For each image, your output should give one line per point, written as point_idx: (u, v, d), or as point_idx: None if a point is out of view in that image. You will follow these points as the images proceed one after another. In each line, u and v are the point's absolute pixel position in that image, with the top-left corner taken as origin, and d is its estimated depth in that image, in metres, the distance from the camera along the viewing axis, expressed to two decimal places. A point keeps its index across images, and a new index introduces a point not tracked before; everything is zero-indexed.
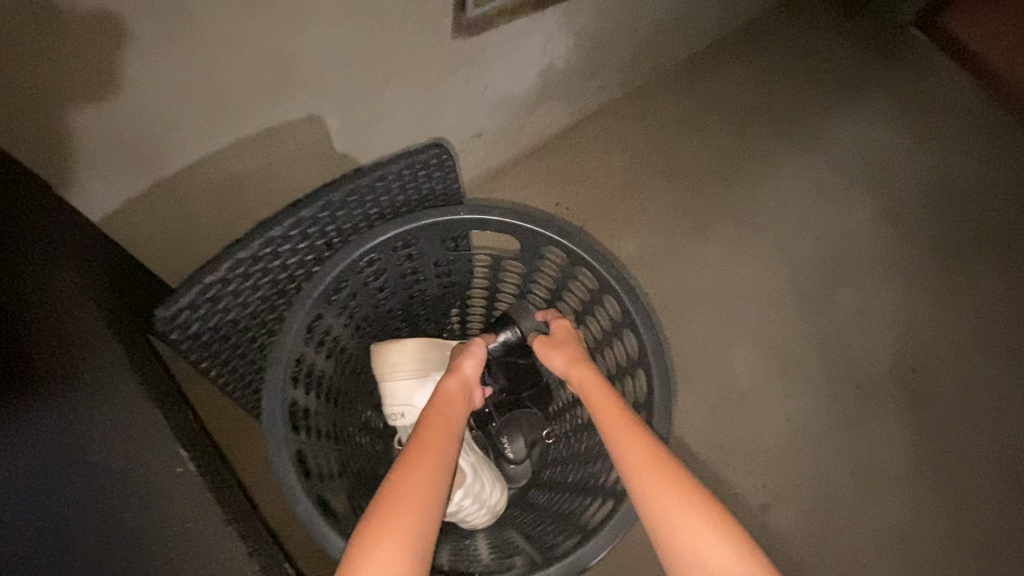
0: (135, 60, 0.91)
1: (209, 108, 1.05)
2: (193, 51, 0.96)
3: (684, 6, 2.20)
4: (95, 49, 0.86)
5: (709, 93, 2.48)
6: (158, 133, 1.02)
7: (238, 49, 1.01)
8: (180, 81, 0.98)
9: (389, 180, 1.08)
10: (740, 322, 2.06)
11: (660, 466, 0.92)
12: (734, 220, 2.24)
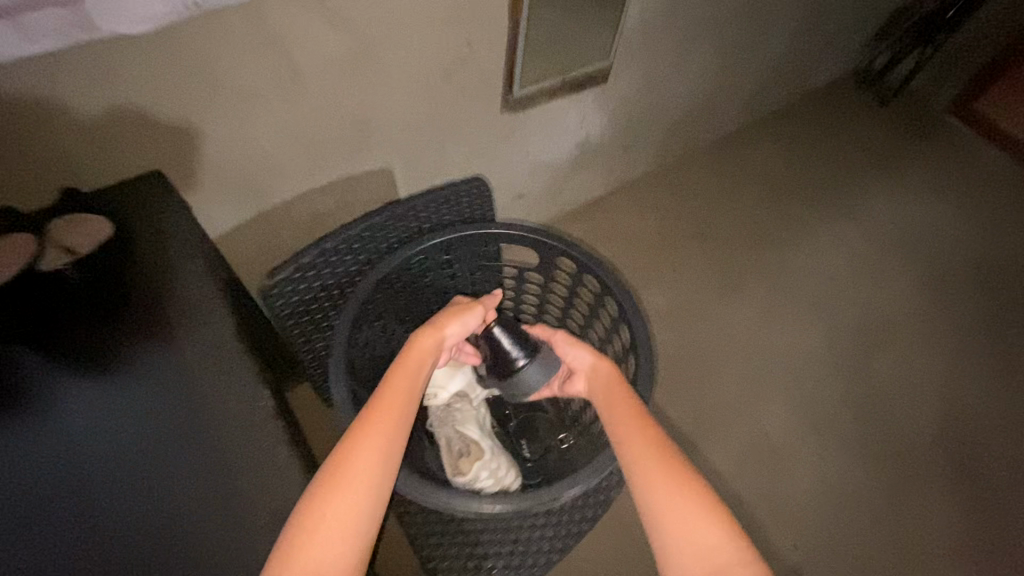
0: (257, 121, 1.13)
1: (304, 160, 1.27)
2: (300, 116, 1.18)
3: (716, 91, 2.44)
4: (228, 112, 1.08)
5: (738, 168, 2.68)
6: (262, 177, 1.23)
7: (333, 114, 1.23)
8: (286, 137, 1.19)
9: (433, 204, 1.26)
10: (772, 380, 2.09)
11: (670, 464, 0.94)
12: (765, 282, 2.33)
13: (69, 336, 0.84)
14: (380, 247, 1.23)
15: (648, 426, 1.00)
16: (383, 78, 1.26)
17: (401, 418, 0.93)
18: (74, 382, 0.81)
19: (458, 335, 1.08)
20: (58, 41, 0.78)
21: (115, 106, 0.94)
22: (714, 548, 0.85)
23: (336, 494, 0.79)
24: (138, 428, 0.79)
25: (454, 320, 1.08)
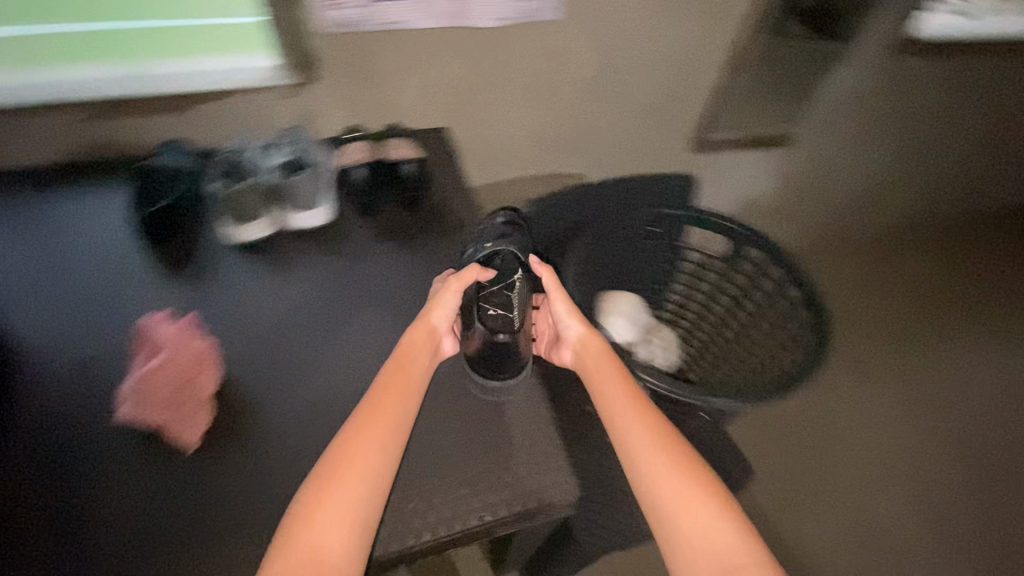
0: (494, 107, 1.39)
1: (523, 147, 1.51)
2: (527, 110, 1.42)
3: (970, 131, 1.81)
4: (478, 96, 1.35)
5: (956, 249, 2.04)
6: (485, 153, 1.49)
7: (553, 116, 1.46)
8: (513, 125, 1.45)
9: (640, 187, 1.32)
10: (916, 491, 1.70)
11: (657, 439, 0.83)
12: (942, 384, 1.86)
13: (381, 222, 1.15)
14: (626, 202, 1.29)
15: (633, 401, 0.87)
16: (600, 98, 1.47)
17: (393, 424, 0.81)
18: (381, 251, 1.11)
19: (445, 319, 0.97)
20: (432, 23, 1.18)
21: (436, 79, 1.28)
22: (717, 535, 0.75)
23: (337, 484, 0.74)
24: (418, 294, 1.06)
25: (436, 310, 0.96)
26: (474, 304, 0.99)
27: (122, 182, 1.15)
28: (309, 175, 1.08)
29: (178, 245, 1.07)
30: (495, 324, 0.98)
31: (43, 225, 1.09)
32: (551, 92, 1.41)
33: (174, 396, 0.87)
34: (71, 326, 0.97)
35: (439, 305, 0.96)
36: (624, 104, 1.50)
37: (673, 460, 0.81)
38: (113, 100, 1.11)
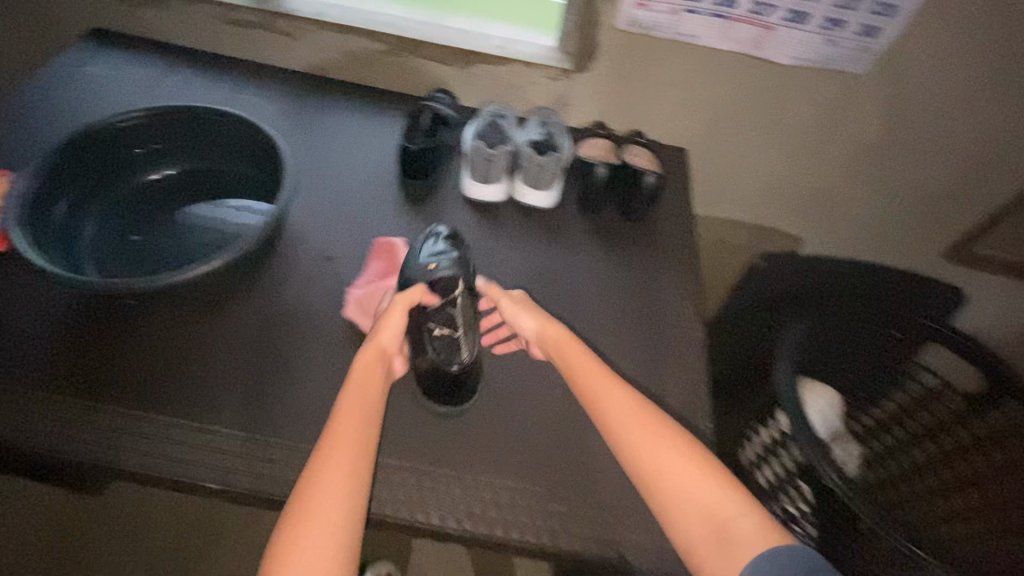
0: (740, 138, 1.30)
1: (753, 189, 1.40)
2: (773, 151, 1.31)
3: None
4: (728, 123, 1.27)
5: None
6: (713, 184, 1.40)
7: (798, 165, 1.34)
8: (751, 161, 1.35)
9: (918, 294, 1.34)
10: None
11: (601, 397, 0.82)
12: None
13: (602, 220, 1.14)
14: (903, 298, 1.33)
15: (602, 371, 0.85)
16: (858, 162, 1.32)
17: (363, 435, 0.75)
18: (594, 246, 1.11)
19: (395, 339, 0.88)
20: (716, 19, 1.08)
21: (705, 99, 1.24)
22: (708, 497, 0.72)
23: (310, 482, 0.69)
24: (620, 302, 1.04)
25: (382, 330, 0.87)
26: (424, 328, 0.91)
27: (396, 111, 1.25)
28: (554, 162, 1.09)
29: (419, 176, 1.13)
30: (434, 348, 0.89)
31: (325, 129, 1.18)
32: (804, 139, 1.28)
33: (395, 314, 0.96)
34: (325, 218, 1.06)
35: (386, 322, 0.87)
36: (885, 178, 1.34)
37: (655, 422, 0.78)
38: (411, 39, 1.22)
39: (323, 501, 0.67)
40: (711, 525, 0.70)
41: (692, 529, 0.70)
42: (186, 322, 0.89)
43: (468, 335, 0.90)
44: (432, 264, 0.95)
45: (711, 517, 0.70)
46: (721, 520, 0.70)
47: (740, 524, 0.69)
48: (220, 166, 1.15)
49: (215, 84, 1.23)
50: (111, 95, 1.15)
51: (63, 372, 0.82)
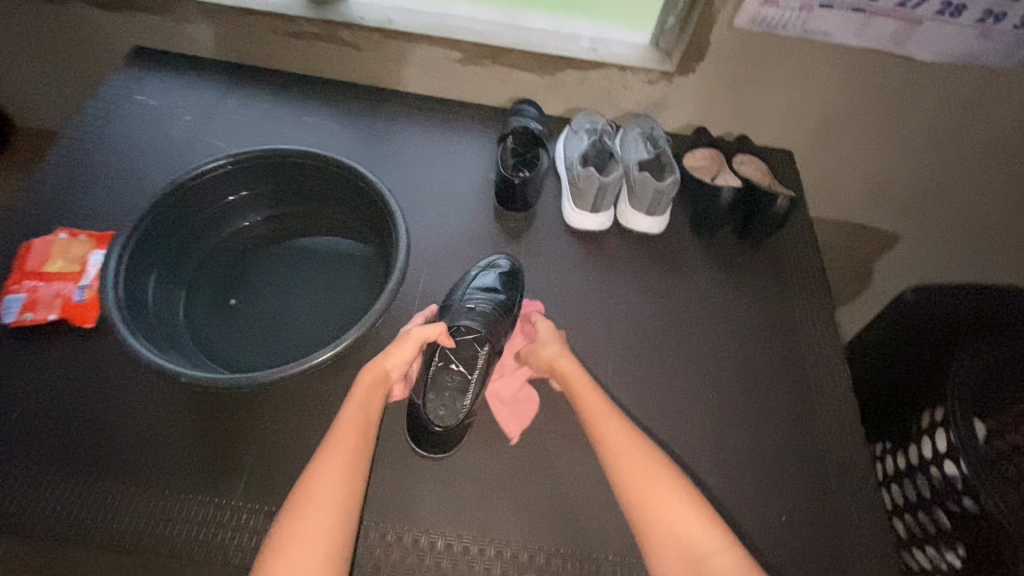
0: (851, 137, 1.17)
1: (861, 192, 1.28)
2: (887, 149, 1.18)
3: None
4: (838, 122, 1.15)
5: None
6: (820, 186, 1.28)
7: (911, 163, 1.21)
8: (861, 162, 1.22)
9: None
10: None
11: (601, 420, 0.76)
12: None
13: (716, 246, 1.05)
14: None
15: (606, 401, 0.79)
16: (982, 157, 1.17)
17: (362, 435, 0.72)
18: (713, 278, 1.01)
19: (402, 367, 0.80)
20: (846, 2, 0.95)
21: (821, 99, 1.11)
22: (693, 532, 0.65)
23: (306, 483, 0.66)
24: (750, 341, 0.95)
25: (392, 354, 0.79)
26: (437, 352, 0.87)
27: (484, 131, 1.13)
28: (673, 189, 0.97)
29: (517, 209, 1.02)
30: (439, 388, 0.85)
31: (393, 147, 1.07)
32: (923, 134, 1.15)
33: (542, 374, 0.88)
34: (430, 263, 0.94)
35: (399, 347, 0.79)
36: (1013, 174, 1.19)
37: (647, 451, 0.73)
38: (491, 46, 1.08)
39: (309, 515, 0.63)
40: (689, 561, 0.63)
41: (672, 568, 0.64)
42: (301, 402, 0.78)
43: (479, 387, 0.84)
44: (471, 305, 0.87)
45: (691, 555, 0.64)
46: (697, 556, 0.64)
47: (720, 563, 0.63)
48: (309, 212, 1.05)
49: (277, 108, 1.09)
50: (171, 130, 1.04)
51: (181, 476, 0.71)
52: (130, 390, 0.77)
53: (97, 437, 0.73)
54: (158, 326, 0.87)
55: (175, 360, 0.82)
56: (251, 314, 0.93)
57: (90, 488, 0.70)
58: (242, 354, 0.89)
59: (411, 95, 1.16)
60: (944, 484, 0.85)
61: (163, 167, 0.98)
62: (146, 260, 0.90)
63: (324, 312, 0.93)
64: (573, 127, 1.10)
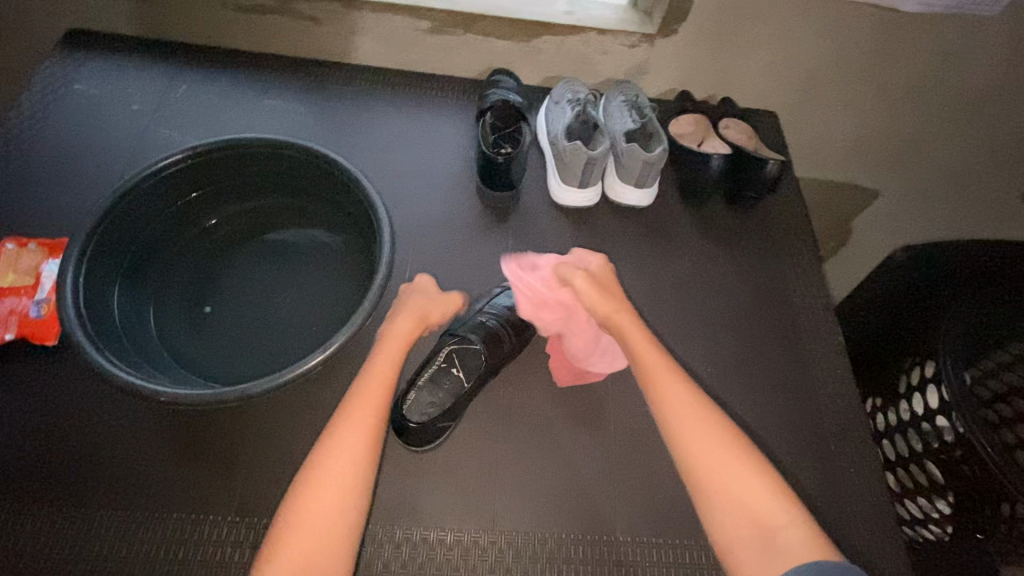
0: (832, 91, 1.15)
1: (843, 148, 1.26)
2: (866, 103, 1.16)
3: None
4: (822, 75, 1.12)
5: None
6: (801, 144, 1.26)
7: (892, 116, 1.19)
8: (843, 117, 1.20)
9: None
10: None
11: (667, 390, 0.72)
12: None
13: (707, 214, 1.03)
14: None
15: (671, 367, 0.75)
16: (962, 109, 1.16)
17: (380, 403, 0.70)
18: (705, 248, 0.99)
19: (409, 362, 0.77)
20: None
21: (806, 55, 1.08)
22: (757, 499, 0.63)
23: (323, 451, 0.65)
24: (740, 309, 0.94)
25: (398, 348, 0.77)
26: (442, 351, 0.79)
27: (459, 106, 1.07)
28: (662, 160, 0.94)
29: (501, 188, 0.97)
30: (433, 388, 0.77)
31: (362, 124, 1.01)
32: (903, 88, 1.13)
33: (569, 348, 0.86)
34: (415, 253, 0.90)
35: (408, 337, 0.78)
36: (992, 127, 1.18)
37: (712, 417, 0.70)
38: (459, 13, 1.01)
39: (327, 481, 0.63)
40: (754, 528, 0.61)
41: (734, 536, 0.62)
42: (292, 409, 0.74)
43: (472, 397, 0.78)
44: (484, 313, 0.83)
45: (758, 522, 0.61)
46: (764, 525, 0.61)
47: (787, 530, 0.60)
48: (280, 204, 0.98)
49: (234, 91, 1.01)
50: (118, 122, 0.95)
51: (175, 497, 0.68)
52: (108, 410, 0.72)
53: (77, 464, 0.69)
54: (128, 339, 0.80)
55: (151, 375, 0.77)
56: (228, 317, 0.87)
57: (79, 518, 0.66)
58: (223, 360, 0.83)
59: (378, 69, 1.09)
60: (944, 444, 0.86)
61: (115, 164, 0.90)
62: (107, 268, 0.83)
63: (303, 308, 0.89)
64: (553, 98, 1.04)
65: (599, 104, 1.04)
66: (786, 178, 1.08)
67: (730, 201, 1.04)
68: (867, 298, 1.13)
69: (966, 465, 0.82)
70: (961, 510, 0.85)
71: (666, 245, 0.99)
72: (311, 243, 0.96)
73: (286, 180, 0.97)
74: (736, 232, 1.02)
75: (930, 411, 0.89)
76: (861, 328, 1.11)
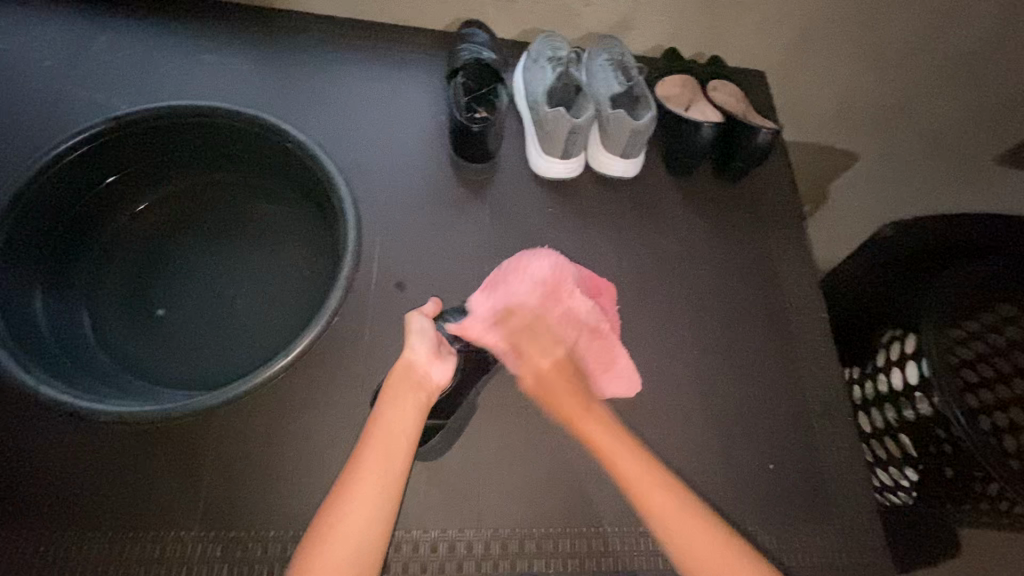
0: (820, 52, 1.08)
1: (827, 113, 1.20)
2: (851, 69, 1.10)
3: None
4: (811, 34, 1.05)
5: None
6: (787, 107, 1.20)
7: (876, 83, 1.13)
8: (828, 81, 1.14)
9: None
10: None
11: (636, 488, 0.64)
12: None
13: (691, 186, 0.98)
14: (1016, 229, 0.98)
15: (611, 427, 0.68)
16: (949, 79, 1.10)
17: (393, 450, 0.60)
18: (693, 224, 0.95)
19: (426, 349, 0.66)
20: None
21: (799, 11, 1.01)
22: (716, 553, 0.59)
23: (344, 495, 0.57)
24: (721, 287, 0.91)
25: (410, 342, 0.66)
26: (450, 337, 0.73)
27: (427, 63, 0.96)
28: (650, 128, 0.87)
29: (477, 159, 0.89)
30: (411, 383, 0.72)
31: (316, 85, 0.90)
32: (890, 53, 1.07)
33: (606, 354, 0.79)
34: (385, 234, 0.82)
35: (413, 331, 0.67)
36: (980, 100, 1.12)
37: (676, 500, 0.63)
38: None
39: (349, 530, 0.55)
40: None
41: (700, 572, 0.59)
42: (249, 412, 0.68)
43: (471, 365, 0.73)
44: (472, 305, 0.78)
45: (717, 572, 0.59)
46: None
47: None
48: (228, 180, 0.88)
49: (164, 45, 0.87)
50: (27, 82, 0.81)
51: (127, 516, 0.62)
52: (40, 427, 0.64)
53: (12, 489, 0.62)
54: (58, 346, 0.72)
55: (90, 386, 0.69)
56: (177, 312, 0.79)
57: (16, 548, 0.60)
58: (172, 360, 0.76)
59: (332, 19, 0.96)
60: (923, 420, 0.86)
61: (25, 135, 0.77)
62: (26, 264, 0.73)
63: (258, 299, 0.81)
64: (531, 56, 0.94)
65: (582, 63, 0.95)
66: (777, 147, 1.03)
67: (719, 174, 1.00)
68: (843, 271, 1.13)
69: (941, 438, 0.83)
70: (929, 479, 0.88)
71: (646, 220, 0.94)
72: (266, 224, 0.86)
73: (230, 152, 0.86)
74: (720, 204, 0.98)
75: (908, 385, 0.89)
76: (839, 300, 1.11)
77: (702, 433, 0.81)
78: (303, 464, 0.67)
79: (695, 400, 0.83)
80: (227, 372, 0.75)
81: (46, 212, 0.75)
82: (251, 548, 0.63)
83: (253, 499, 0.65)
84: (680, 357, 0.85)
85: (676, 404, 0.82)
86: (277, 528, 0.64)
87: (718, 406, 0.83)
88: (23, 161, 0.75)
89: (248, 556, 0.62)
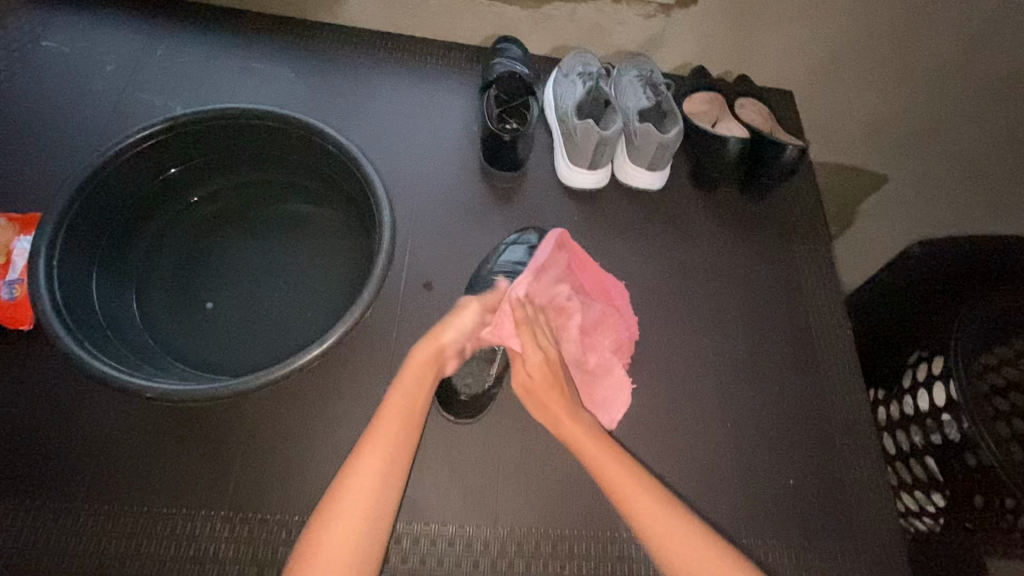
0: (846, 74, 1.09)
1: (855, 135, 1.20)
2: (878, 92, 1.11)
3: None
4: (837, 56, 1.06)
5: None
6: (814, 127, 1.21)
7: (904, 106, 1.13)
8: (854, 102, 1.14)
9: None
10: None
11: (626, 488, 0.65)
12: None
13: (714, 200, 0.99)
14: None
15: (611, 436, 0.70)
16: (978, 103, 1.10)
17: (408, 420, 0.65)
18: (716, 237, 0.96)
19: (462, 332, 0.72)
20: None
21: (827, 33, 1.02)
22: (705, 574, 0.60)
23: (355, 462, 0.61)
24: (742, 300, 0.92)
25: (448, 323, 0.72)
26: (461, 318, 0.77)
27: (462, 75, 1.00)
28: (677, 142, 0.89)
29: (506, 167, 0.92)
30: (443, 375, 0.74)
31: (358, 93, 0.94)
32: (918, 76, 1.07)
33: (580, 387, 0.81)
34: (416, 236, 0.85)
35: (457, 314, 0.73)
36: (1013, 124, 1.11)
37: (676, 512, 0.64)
38: None
39: (358, 493, 0.59)
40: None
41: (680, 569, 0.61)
42: (279, 399, 0.71)
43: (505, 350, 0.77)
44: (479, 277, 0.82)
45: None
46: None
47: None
48: (271, 179, 0.93)
49: (219, 54, 0.93)
50: (93, 84, 0.87)
51: (161, 492, 0.65)
52: (85, 404, 0.68)
53: (58, 459, 0.65)
54: (108, 326, 0.76)
55: (137, 365, 0.73)
56: (222, 303, 0.83)
57: (62, 517, 0.63)
58: (211, 348, 0.79)
59: (372, 33, 1.01)
60: (951, 445, 0.84)
61: (88, 133, 0.83)
62: (83, 248, 0.78)
63: (293, 291, 0.84)
64: (562, 71, 0.98)
65: (611, 78, 0.97)
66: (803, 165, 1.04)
67: (745, 190, 1.01)
68: (871, 291, 1.12)
69: (970, 464, 0.81)
70: (957, 507, 0.85)
71: (670, 232, 0.95)
72: (305, 224, 0.90)
73: (273, 151, 0.91)
74: (743, 218, 0.99)
75: (936, 410, 0.88)
76: (867, 320, 1.11)
77: (721, 445, 0.81)
78: (328, 453, 0.69)
79: (714, 410, 0.83)
80: (260, 361, 0.78)
81: (103, 201, 0.80)
82: (277, 530, 0.65)
83: (281, 485, 0.67)
84: (702, 368, 0.86)
85: (696, 414, 0.82)
86: (302, 513, 0.66)
87: (737, 418, 0.83)
88: (88, 155, 0.81)
89: (273, 538, 0.65)
